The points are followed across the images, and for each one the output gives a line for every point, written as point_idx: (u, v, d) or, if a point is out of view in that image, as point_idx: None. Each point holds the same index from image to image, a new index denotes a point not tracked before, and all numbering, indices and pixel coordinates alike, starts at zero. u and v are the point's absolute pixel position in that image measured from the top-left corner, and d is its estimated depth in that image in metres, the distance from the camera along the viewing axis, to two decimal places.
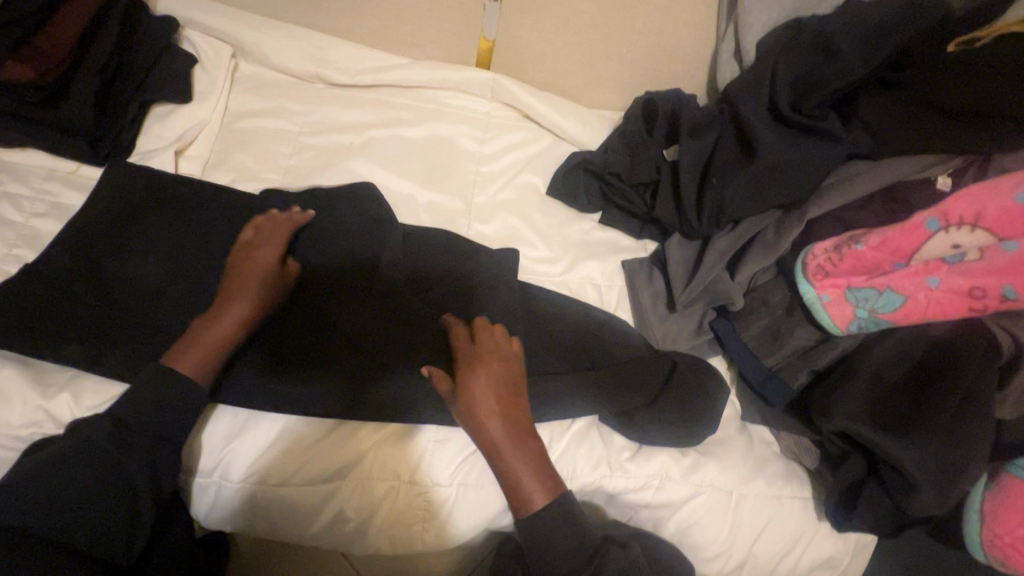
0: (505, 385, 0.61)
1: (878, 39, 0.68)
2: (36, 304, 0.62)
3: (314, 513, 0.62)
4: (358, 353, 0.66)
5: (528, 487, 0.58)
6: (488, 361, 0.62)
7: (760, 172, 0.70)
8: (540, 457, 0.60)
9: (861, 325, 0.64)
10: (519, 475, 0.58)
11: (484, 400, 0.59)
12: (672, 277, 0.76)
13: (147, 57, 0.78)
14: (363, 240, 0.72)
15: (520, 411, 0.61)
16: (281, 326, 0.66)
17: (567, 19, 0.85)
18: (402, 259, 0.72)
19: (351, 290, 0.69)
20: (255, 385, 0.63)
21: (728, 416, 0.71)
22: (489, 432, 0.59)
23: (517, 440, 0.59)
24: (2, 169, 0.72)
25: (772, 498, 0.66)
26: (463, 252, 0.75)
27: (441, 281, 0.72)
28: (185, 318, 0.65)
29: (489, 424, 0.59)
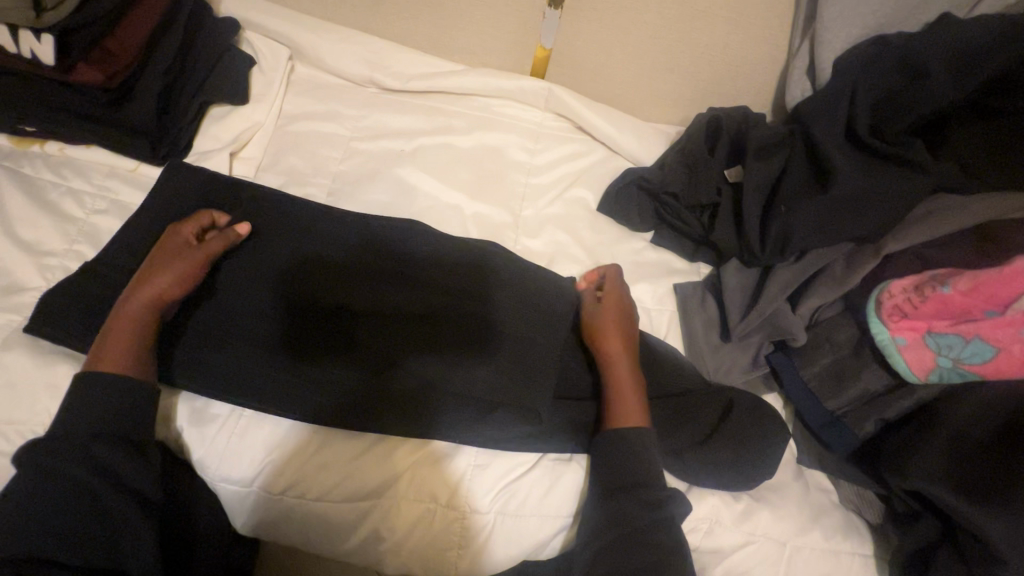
0: (625, 316, 0.68)
1: (975, 61, 0.62)
2: (87, 304, 0.62)
3: (349, 529, 0.61)
4: (383, 353, 0.65)
5: (628, 406, 0.62)
6: (619, 295, 0.70)
7: (835, 200, 0.65)
8: (642, 385, 0.64)
9: (942, 375, 0.59)
10: (620, 394, 0.62)
11: (610, 321, 0.67)
12: (729, 305, 0.72)
13: (209, 59, 0.79)
14: (388, 240, 0.72)
15: (636, 342, 0.68)
16: (290, 320, 0.65)
17: (629, 30, 0.81)
18: (402, 249, 0.71)
19: (353, 277, 0.68)
20: (287, 382, 0.62)
21: (783, 459, 0.67)
22: (608, 347, 0.65)
23: (628, 361, 0.65)
24: (68, 165, 0.74)
25: (830, 554, 0.61)
26: (497, 253, 0.72)
27: (443, 277, 0.70)
28: (216, 314, 0.64)
29: (608, 339, 0.66)
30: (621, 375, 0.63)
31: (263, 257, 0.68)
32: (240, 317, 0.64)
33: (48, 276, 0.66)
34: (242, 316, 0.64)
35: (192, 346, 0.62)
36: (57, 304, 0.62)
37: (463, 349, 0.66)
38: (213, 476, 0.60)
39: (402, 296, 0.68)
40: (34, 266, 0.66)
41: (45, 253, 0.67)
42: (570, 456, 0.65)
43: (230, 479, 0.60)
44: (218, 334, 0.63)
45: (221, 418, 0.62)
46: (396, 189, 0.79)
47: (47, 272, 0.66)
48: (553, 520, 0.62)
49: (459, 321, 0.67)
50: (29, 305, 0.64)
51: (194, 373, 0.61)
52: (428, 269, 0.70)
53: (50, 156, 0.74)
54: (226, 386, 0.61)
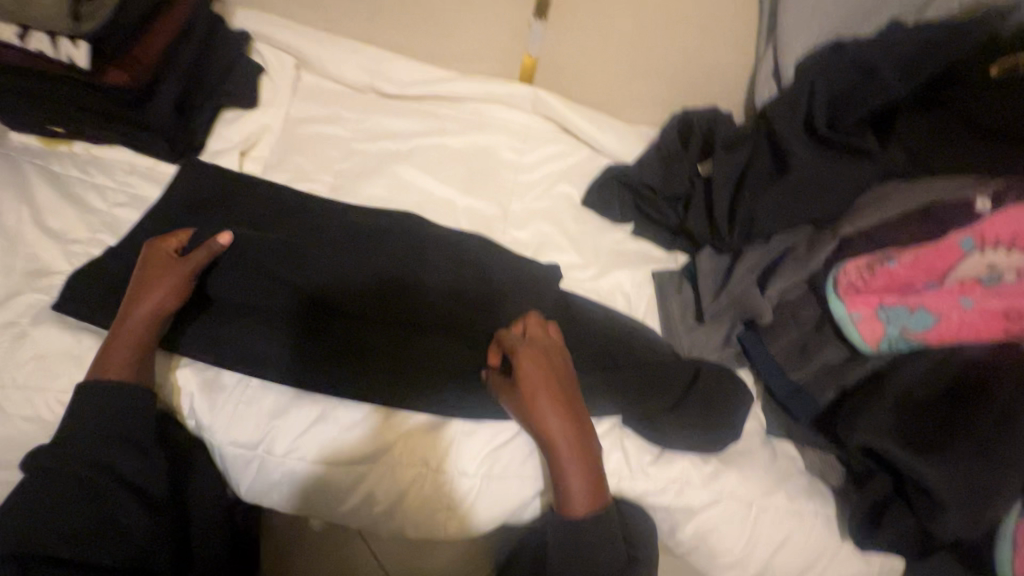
0: (557, 375, 0.63)
1: (918, 58, 0.69)
2: (105, 286, 0.68)
3: (345, 491, 0.66)
4: (393, 354, 0.70)
5: (575, 492, 0.60)
6: (533, 362, 0.62)
7: (793, 189, 0.71)
8: (591, 458, 0.61)
9: (892, 344, 0.64)
10: (568, 478, 0.60)
11: (542, 391, 0.61)
12: (701, 287, 0.77)
13: (222, 67, 0.86)
14: (404, 247, 0.76)
15: (578, 407, 0.63)
16: (308, 319, 0.70)
17: (607, 38, 0.88)
18: (413, 254, 0.75)
19: (366, 310, 0.71)
20: (306, 375, 0.67)
21: (751, 429, 0.71)
22: (545, 423, 0.60)
23: (570, 433, 0.60)
24: (92, 163, 0.80)
25: (794, 513, 0.66)
26: (505, 265, 0.77)
27: (456, 308, 0.72)
28: (246, 308, 0.70)
29: (543, 414, 0.60)
30: (574, 463, 0.60)
31: (286, 277, 0.70)
32: (264, 313, 0.70)
33: (73, 261, 0.72)
34: (258, 317, 0.70)
35: (206, 327, 0.69)
36: (83, 285, 0.68)
37: (461, 353, 0.71)
38: (219, 439, 0.66)
39: (412, 299, 0.72)
40: (60, 252, 0.72)
41: (70, 241, 0.74)
42: None
43: (237, 443, 0.65)
44: (246, 327, 0.69)
45: (230, 388, 0.67)
46: (392, 186, 0.86)
47: (73, 258, 0.72)
48: (534, 484, 0.66)
49: (462, 346, 0.71)
50: (56, 286, 0.70)
51: (213, 352, 0.67)
52: (442, 301, 0.73)
53: (76, 154, 0.81)
54: (239, 365, 0.67)
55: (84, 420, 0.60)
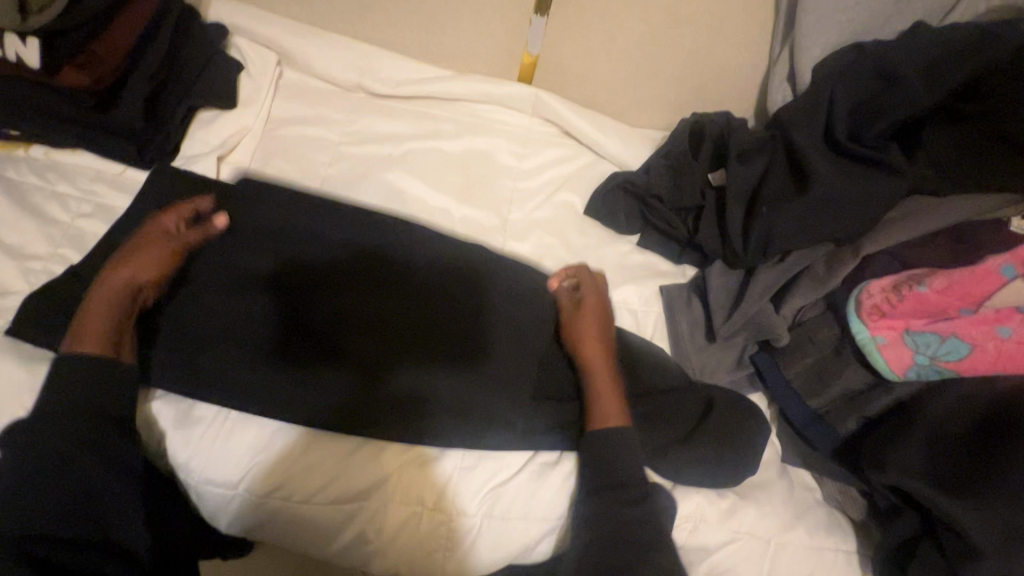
0: (606, 320, 0.69)
1: (944, 67, 0.64)
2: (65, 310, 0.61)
3: (336, 531, 0.61)
4: (376, 363, 0.65)
5: (607, 404, 0.63)
6: (592, 305, 0.70)
7: (814, 204, 0.66)
8: (620, 385, 0.65)
9: (919, 372, 0.60)
10: (601, 396, 0.63)
11: (588, 327, 0.68)
12: (712, 306, 0.73)
13: (197, 63, 0.79)
14: (389, 249, 0.72)
15: (614, 348, 0.68)
16: (283, 324, 0.66)
17: (614, 37, 0.83)
18: (398, 255, 0.72)
19: (344, 290, 0.69)
20: (281, 387, 0.62)
21: (767, 458, 0.68)
22: (586, 353, 0.66)
23: (605, 354, 0.66)
24: (52, 169, 0.73)
25: (813, 550, 0.62)
26: (483, 252, 0.75)
27: (434, 287, 0.71)
28: (213, 318, 0.65)
29: (586, 349, 0.66)
30: (602, 376, 0.65)
31: (258, 264, 0.68)
32: (233, 323, 0.65)
33: (32, 279, 0.66)
34: (228, 318, 0.65)
35: (172, 348, 0.63)
36: (41, 309, 0.61)
37: (447, 360, 0.67)
38: (197, 480, 0.60)
39: (398, 305, 0.69)
40: (17, 269, 0.66)
41: (29, 257, 0.67)
42: (557, 455, 0.65)
43: (215, 483, 0.60)
44: (215, 342, 0.64)
45: (208, 420, 0.61)
46: (384, 193, 0.80)
47: (31, 276, 0.66)
48: (538, 524, 0.62)
49: (446, 325, 0.69)
50: (13, 309, 0.64)
51: (178, 369, 0.62)
52: (415, 277, 0.71)
53: (34, 160, 0.74)
54: (214, 388, 0.62)
55: (38, 448, 0.52)
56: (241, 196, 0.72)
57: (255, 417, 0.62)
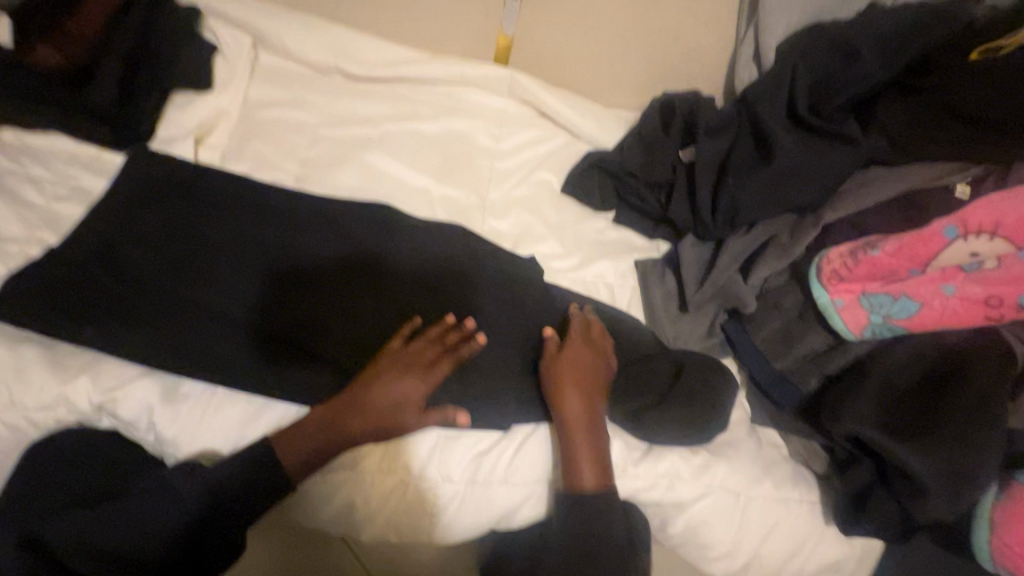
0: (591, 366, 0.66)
1: (896, 44, 0.68)
2: (56, 294, 0.63)
3: (324, 500, 0.63)
4: (362, 341, 0.67)
5: (582, 466, 0.60)
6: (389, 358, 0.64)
7: (777, 174, 0.70)
8: (598, 433, 0.62)
9: (875, 331, 0.64)
10: (580, 445, 0.61)
11: (566, 372, 0.65)
12: (684, 277, 0.76)
13: (171, 44, 0.79)
14: (370, 233, 0.74)
15: (597, 404, 0.64)
16: (267, 307, 0.67)
17: (586, 18, 0.85)
18: (379, 241, 0.73)
19: (330, 281, 0.70)
20: (269, 366, 0.64)
21: (737, 419, 0.71)
22: (567, 403, 0.63)
23: (583, 419, 0.62)
24: (25, 152, 0.73)
25: (779, 501, 0.66)
26: (466, 239, 0.75)
27: (418, 278, 0.72)
28: (195, 302, 0.66)
29: (564, 392, 0.63)
30: (579, 446, 0.61)
31: (247, 254, 0.69)
32: (217, 305, 0.66)
33: (9, 262, 0.65)
34: (213, 303, 0.66)
35: (157, 329, 0.63)
36: (23, 290, 0.62)
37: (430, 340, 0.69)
38: (185, 453, 0.61)
39: (380, 288, 0.71)
40: None
41: (4, 240, 0.66)
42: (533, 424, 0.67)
43: (203, 458, 0.61)
44: (199, 322, 0.65)
45: (195, 396, 0.62)
46: (364, 174, 0.81)
47: (8, 258, 0.65)
48: (519, 489, 0.64)
49: (430, 309, 0.70)
50: None
51: (160, 349, 0.62)
52: (401, 269, 0.72)
53: (6, 142, 0.72)
54: (200, 365, 0.63)
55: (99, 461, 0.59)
56: (223, 182, 0.74)
57: (240, 394, 0.63)
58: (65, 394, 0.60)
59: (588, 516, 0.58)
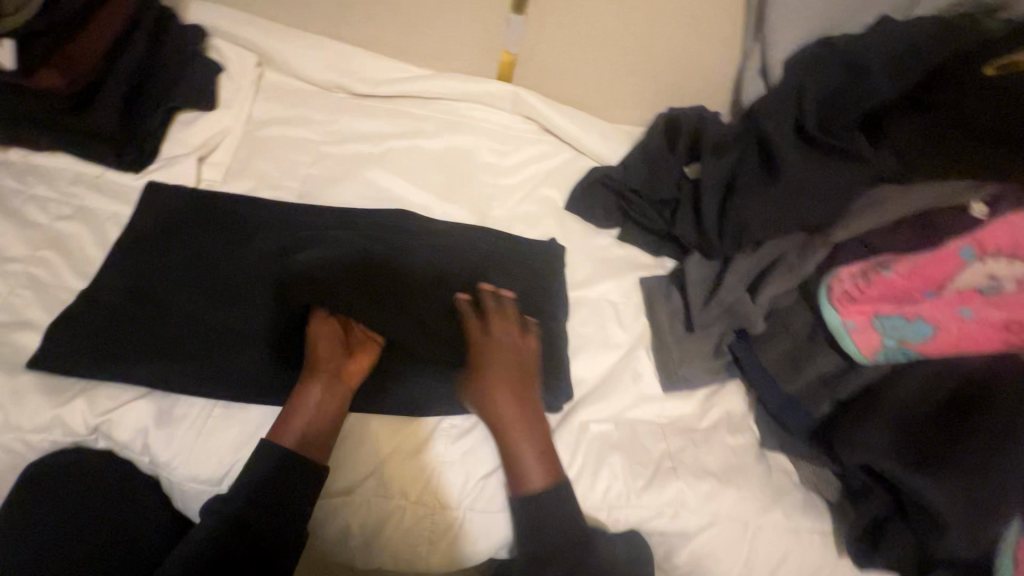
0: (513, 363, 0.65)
1: (910, 59, 0.66)
2: (87, 327, 0.63)
3: (321, 525, 0.62)
4: (395, 350, 0.67)
5: (529, 471, 0.59)
6: (503, 327, 0.67)
7: (784, 191, 0.68)
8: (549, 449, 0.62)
9: (888, 355, 0.62)
10: (517, 447, 0.61)
11: (498, 372, 0.64)
12: (690, 296, 0.74)
13: (176, 64, 0.79)
14: (393, 240, 0.73)
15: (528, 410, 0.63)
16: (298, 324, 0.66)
17: (590, 33, 0.84)
18: (406, 249, 0.72)
19: (341, 288, 0.64)
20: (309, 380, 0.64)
21: (745, 444, 0.69)
22: (496, 404, 0.62)
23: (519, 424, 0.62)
24: (31, 172, 0.73)
25: (791, 531, 0.64)
26: (494, 257, 0.76)
27: (444, 285, 0.70)
28: (231, 326, 0.66)
29: (498, 390, 0.63)
30: (526, 453, 0.60)
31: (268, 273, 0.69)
32: (249, 326, 0.66)
33: (11, 282, 0.65)
34: (239, 322, 0.66)
35: (197, 358, 0.63)
36: (65, 324, 0.63)
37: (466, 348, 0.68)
38: (180, 477, 0.60)
39: (408, 295, 0.69)
40: None
41: (7, 259, 0.67)
42: None
43: (198, 480, 0.60)
44: (235, 346, 0.65)
45: (191, 418, 0.62)
46: (366, 192, 0.81)
47: (10, 278, 0.66)
48: None
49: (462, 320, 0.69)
50: None
51: (200, 379, 0.62)
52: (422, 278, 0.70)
53: (12, 162, 0.73)
54: (240, 388, 0.63)
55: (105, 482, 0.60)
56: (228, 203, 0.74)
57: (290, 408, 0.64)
58: (60, 415, 0.59)
59: (543, 516, 0.57)
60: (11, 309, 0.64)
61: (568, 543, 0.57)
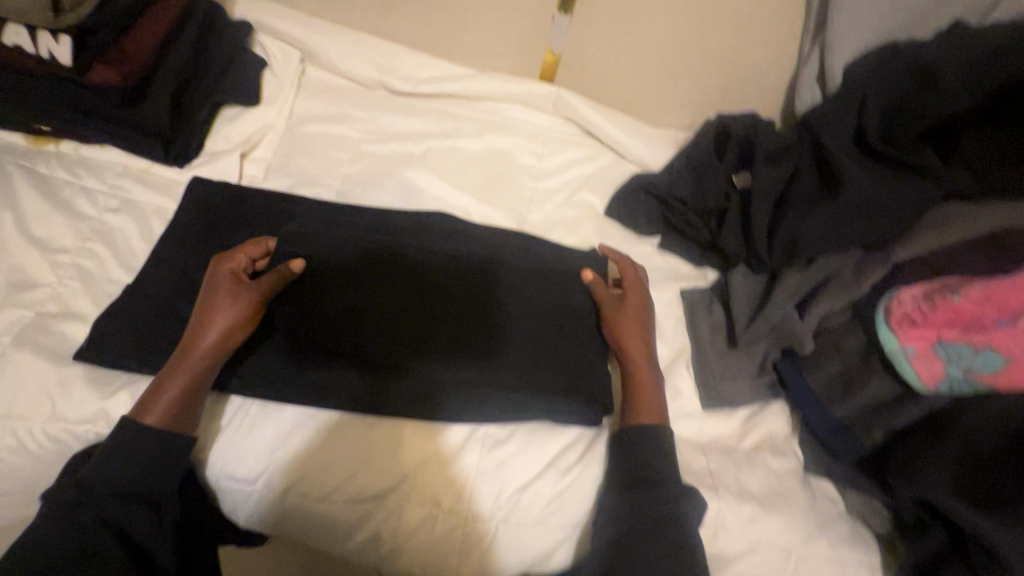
0: (638, 309, 0.71)
1: (983, 71, 0.61)
2: (131, 322, 0.63)
3: (351, 529, 0.62)
4: (394, 351, 0.64)
5: (643, 404, 0.64)
6: (638, 288, 0.73)
7: (844, 206, 0.64)
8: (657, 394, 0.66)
9: (951, 386, 0.59)
10: (636, 387, 0.66)
11: (618, 314, 0.70)
12: (734, 311, 0.71)
13: (224, 61, 0.80)
14: (407, 240, 0.71)
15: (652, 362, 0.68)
16: (293, 313, 0.64)
17: (638, 34, 0.81)
18: (407, 247, 0.69)
19: (343, 276, 0.66)
20: (306, 371, 0.63)
21: (788, 468, 0.67)
22: (626, 343, 0.68)
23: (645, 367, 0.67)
24: (81, 164, 0.75)
25: (837, 563, 0.60)
26: (527, 263, 0.74)
27: (444, 275, 0.68)
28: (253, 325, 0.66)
29: (627, 340, 0.68)
30: (647, 389, 0.66)
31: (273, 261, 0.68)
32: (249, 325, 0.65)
33: (60, 273, 0.67)
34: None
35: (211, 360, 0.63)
36: (109, 318, 0.63)
37: (471, 347, 0.66)
38: (217, 472, 0.61)
39: (407, 287, 0.67)
40: (46, 263, 0.67)
41: (57, 250, 0.68)
42: (569, 466, 0.63)
43: (235, 476, 0.61)
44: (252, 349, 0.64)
45: (231, 414, 0.63)
46: (403, 192, 0.80)
47: (60, 268, 0.67)
48: (552, 531, 0.61)
49: (463, 316, 0.67)
50: (44, 302, 0.65)
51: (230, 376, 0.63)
52: (420, 270, 0.68)
53: (64, 154, 0.75)
54: (253, 381, 0.63)
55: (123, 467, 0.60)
56: (266, 199, 0.74)
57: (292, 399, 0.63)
58: (104, 409, 0.60)
59: (641, 444, 0.61)
60: (61, 300, 0.66)
61: (650, 479, 0.59)
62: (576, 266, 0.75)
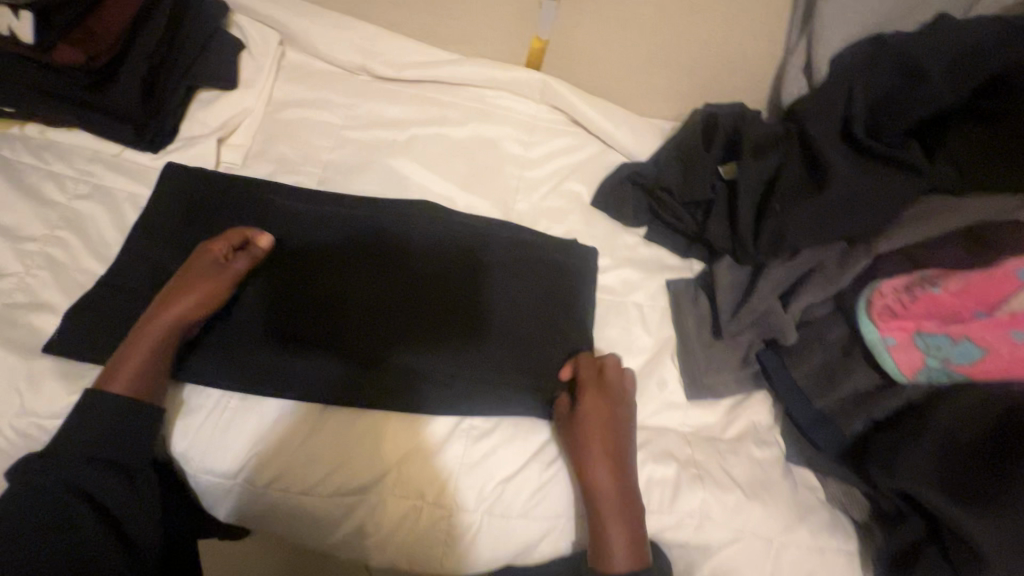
0: (605, 433, 0.62)
1: (966, 69, 0.62)
2: (105, 314, 0.62)
3: (335, 523, 0.61)
4: (376, 332, 0.66)
5: (614, 552, 0.57)
6: (619, 405, 0.65)
7: (832, 201, 0.64)
8: (631, 514, 0.59)
9: (929, 374, 0.61)
10: (608, 521, 0.58)
11: (586, 434, 0.62)
12: (720, 302, 0.71)
13: (198, 41, 0.77)
14: (394, 219, 0.72)
15: (628, 482, 0.61)
16: (279, 296, 0.66)
17: (625, 22, 0.80)
18: (395, 229, 0.72)
19: (333, 259, 0.69)
20: (286, 358, 0.63)
21: (771, 458, 0.67)
22: (597, 480, 0.60)
23: (617, 500, 0.59)
24: (49, 148, 0.72)
25: (816, 550, 0.62)
26: (510, 255, 0.73)
27: (429, 256, 0.71)
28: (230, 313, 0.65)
29: (595, 475, 0.60)
30: (619, 533, 0.58)
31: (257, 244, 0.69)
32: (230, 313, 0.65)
33: (28, 262, 0.64)
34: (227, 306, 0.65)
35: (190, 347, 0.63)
36: (81, 309, 0.61)
37: (452, 330, 0.67)
38: (194, 468, 0.59)
39: (392, 271, 0.69)
40: (12, 251, 0.64)
41: (24, 238, 0.65)
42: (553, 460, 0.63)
43: (212, 472, 0.59)
44: (229, 338, 0.64)
45: (208, 409, 0.61)
46: (386, 180, 0.78)
47: (27, 257, 0.64)
48: (538, 523, 0.61)
49: (445, 300, 0.69)
50: (10, 292, 0.62)
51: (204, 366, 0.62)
52: (405, 252, 0.71)
53: (31, 137, 0.72)
54: (228, 371, 0.62)
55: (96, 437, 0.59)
56: (244, 187, 0.72)
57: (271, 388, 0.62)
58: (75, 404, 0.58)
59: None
60: (29, 290, 0.63)
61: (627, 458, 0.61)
62: (561, 258, 0.74)
